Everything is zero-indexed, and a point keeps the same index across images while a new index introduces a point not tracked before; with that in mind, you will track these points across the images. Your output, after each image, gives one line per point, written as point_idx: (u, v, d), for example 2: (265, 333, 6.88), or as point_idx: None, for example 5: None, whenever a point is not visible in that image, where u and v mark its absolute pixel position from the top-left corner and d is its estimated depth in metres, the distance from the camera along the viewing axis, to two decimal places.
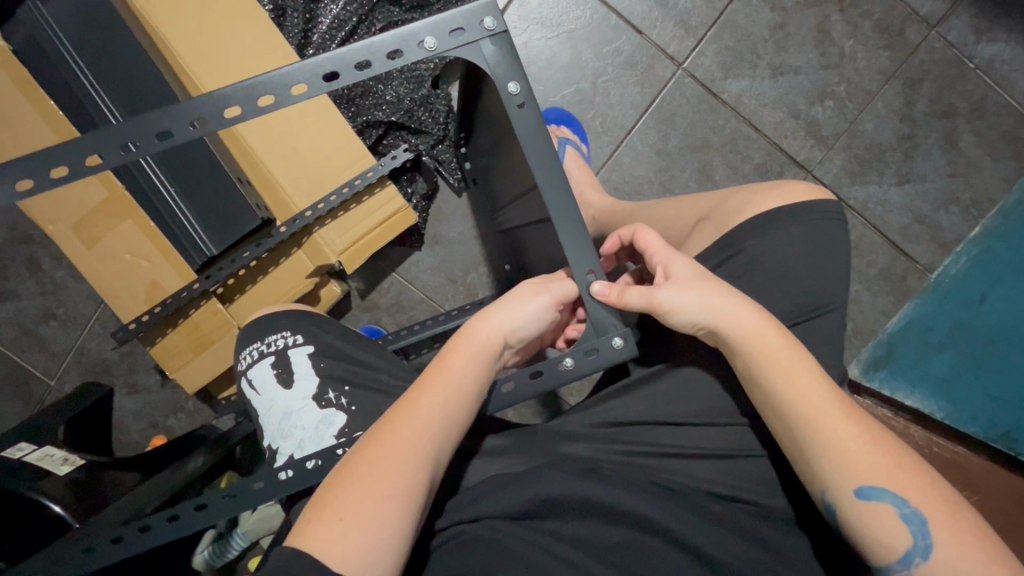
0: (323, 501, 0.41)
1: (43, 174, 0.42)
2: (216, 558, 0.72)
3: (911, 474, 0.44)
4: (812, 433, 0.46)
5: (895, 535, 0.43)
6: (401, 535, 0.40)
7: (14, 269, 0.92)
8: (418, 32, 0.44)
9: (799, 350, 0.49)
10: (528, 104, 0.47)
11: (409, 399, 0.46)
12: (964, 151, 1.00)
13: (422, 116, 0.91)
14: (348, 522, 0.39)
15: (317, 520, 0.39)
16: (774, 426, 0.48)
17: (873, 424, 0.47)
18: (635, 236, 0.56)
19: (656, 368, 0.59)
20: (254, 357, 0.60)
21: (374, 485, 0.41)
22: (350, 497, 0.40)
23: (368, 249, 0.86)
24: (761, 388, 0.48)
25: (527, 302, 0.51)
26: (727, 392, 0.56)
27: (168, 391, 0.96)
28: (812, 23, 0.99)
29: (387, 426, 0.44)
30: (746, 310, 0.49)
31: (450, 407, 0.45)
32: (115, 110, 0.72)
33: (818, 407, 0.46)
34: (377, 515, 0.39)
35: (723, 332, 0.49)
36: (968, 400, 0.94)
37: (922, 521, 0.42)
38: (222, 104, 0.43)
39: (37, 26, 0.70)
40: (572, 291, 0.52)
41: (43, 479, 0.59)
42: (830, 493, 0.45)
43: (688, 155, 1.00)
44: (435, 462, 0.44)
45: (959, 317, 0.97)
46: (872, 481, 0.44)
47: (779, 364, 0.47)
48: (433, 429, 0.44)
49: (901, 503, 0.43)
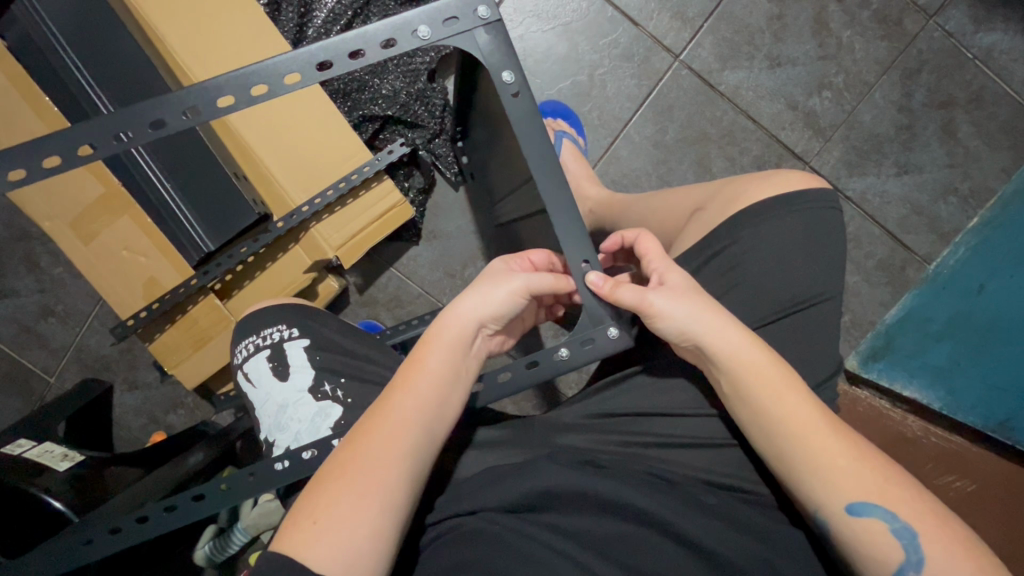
0: (302, 503, 0.41)
1: (34, 165, 0.42)
2: (216, 554, 0.73)
3: (901, 489, 0.44)
4: (788, 436, 0.46)
5: (888, 551, 0.42)
6: (380, 539, 0.40)
7: (13, 266, 0.93)
8: (412, 21, 0.43)
9: (788, 370, 0.48)
10: (523, 93, 0.47)
11: (387, 398, 0.45)
12: (962, 142, 1.00)
13: (418, 109, 0.91)
14: (323, 525, 0.39)
15: (294, 524, 0.40)
16: (762, 448, 0.48)
17: (860, 439, 0.47)
18: (637, 240, 0.55)
19: (629, 370, 0.60)
20: (249, 350, 0.60)
21: (351, 489, 0.41)
22: (325, 499, 0.40)
23: (367, 243, 0.85)
24: (741, 398, 0.48)
25: (503, 282, 0.50)
26: (698, 386, 0.56)
27: (168, 387, 0.96)
28: (810, 14, 0.99)
29: (366, 426, 0.44)
30: (734, 331, 0.48)
31: (430, 406, 0.45)
32: (105, 100, 0.72)
33: (803, 426, 0.46)
34: (353, 519, 0.40)
35: (709, 349, 0.48)
36: (967, 390, 0.90)
37: (913, 536, 0.42)
38: (215, 94, 0.43)
39: (30, 22, 0.70)
40: (547, 284, 0.50)
41: (42, 475, 0.60)
42: (823, 511, 0.45)
43: (686, 147, 1.00)
44: (418, 464, 0.44)
45: (957, 308, 0.93)
46: (863, 496, 0.43)
47: (760, 375, 0.47)
48: (412, 427, 0.44)
49: (892, 518, 0.43)
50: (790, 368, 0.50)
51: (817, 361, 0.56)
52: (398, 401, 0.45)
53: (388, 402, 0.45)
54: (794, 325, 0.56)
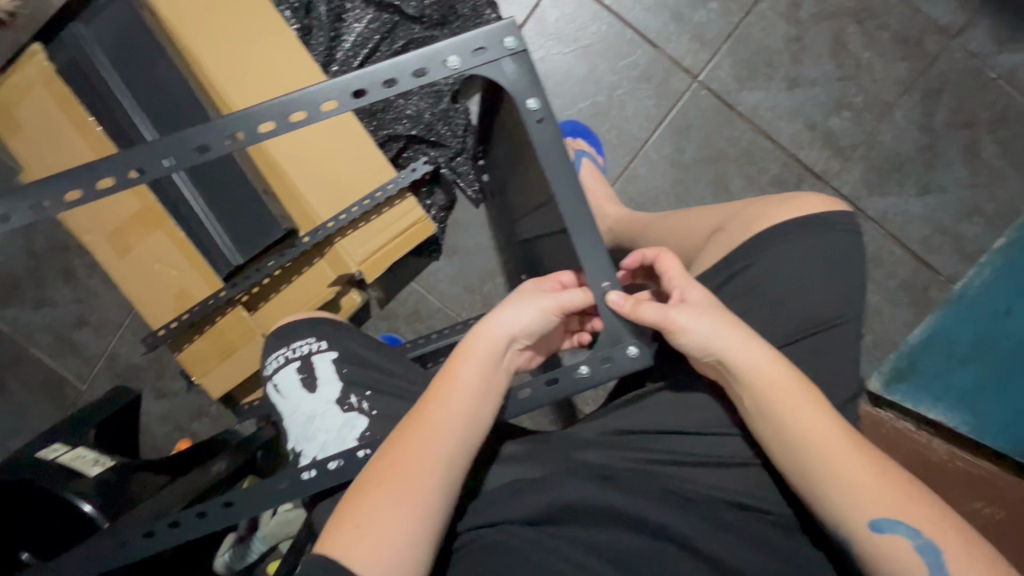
0: (342, 508, 0.43)
1: (91, 187, 0.44)
2: (236, 562, 0.74)
3: (924, 505, 0.44)
4: (811, 450, 0.46)
5: (911, 567, 0.42)
6: (419, 545, 0.41)
7: (50, 277, 0.96)
8: (442, 51, 0.45)
9: (809, 385, 0.49)
10: (547, 119, 0.49)
11: (424, 409, 0.47)
12: (985, 162, 1.00)
13: (441, 130, 0.94)
14: (364, 529, 0.41)
15: (336, 528, 0.42)
16: (783, 463, 0.48)
17: (882, 455, 0.47)
18: (657, 259, 0.56)
19: (655, 385, 0.60)
20: (280, 362, 0.61)
21: (391, 496, 0.42)
22: (366, 504, 0.42)
23: (388, 259, 0.88)
24: (766, 414, 0.48)
25: (533, 298, 0.50)
26: (720, 402, 0.57)
27: (194, 395, 0.99)
28: (828, 36, 1.00)
29: (403, 435, 0.45)
30: (759, 347, 0.49)
31: (463, 415, 0.46)
32: (149, 127, 0.77)
33: (830, 440, 0.46)
34: (393, 524, 0.41)
35: (734, 365, 0.49)
36: (993, 413, 0.91)
37: (936, 552, 0.42)
38: (256, 121, 0.45)
39: (79, 49, 0.76)
40: (578, 299, 0.51)
41: (75, 480, 0.62)
42: (845, 527, 0.45)
43: (704, 166, 1.01)
44: (453, 472, 0.45)
45: (984, 331, 0.95)
46: (886, 512, 0.43)
47: (787, 391, 0.48)
48: (446, 437, 0.45)
49: (914, 535, 0.43)
50: (815, 387, 0.50)
51: (836, 381, 0.56)
52: (434, 411, 0.46)
53: (423, 412, 0.46)
54: (814, 345, 0.56)
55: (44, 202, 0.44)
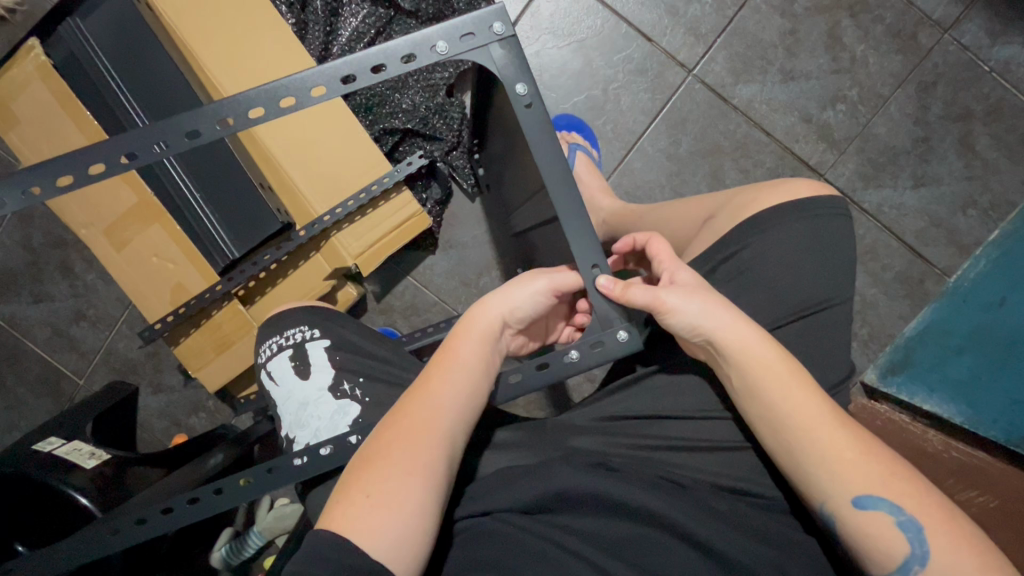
0: (348, 481, 0.43)
1: (82, 171, 0.45)
2: (233, 557, 0.77)
3: (907, 482, 0.44)
4: (805, 425, 0.46)
5: (893, 544, 0.42)
6: (428, 514, 0.42)
7: (48, 272, 0.97)
8: (431, 37, 0.46)
9: (796, 363, 0.49)
10: (536, 104, 0.49)
11: (422, 385, 0.47)
12: (980, 154, 1.00)
13: (436, 123, 0.93)
14: (376, 498, 0.41)
15: (345, 499, 0.41)
16: (770, 442, 0.48)
17: (864, 431, 0.47)
18: (647, 243, 0.56)
19: (650, 368, 0.61)
20: (273, 350, 0.62)
21: (398, 466, 0.43)
22: (375, 475, 0.42)
23: (384, 253, 0.87)
24: (754, 393, 0.48)
25: (525, 284, 0.52)
26: (711, 384, 0.57)
27: (191, 390, 0.99)
28: (823, 29, 1.00)
29: (405, 409, 0.46)
30: (744, 324, 0.49)
31: (462, 390, 0.47)
32: (142, 115, 0.78)
33: (816, 416, 0.46)
34: (402, 492, 0.42)
35: (719, 342, 0.49)
36: (990, 404, 0.87)
37: (918, 529, 0.42)
38: (246, 106, 0.45)
39: (77, 44, 0.77)
40: (572, 281, 0.52)
41: (70, 472, 0.62)
42: (829, 504, 0.45)
43: (700, 159, 1.01)
44: (452, 447, 0.45)
45: (978, 321, 0.90)
46: (869, 490, 0.44)
47: (774, 370, 0.48)
48: (450, 412, 0.46)
49: (897, 512, 0.43)
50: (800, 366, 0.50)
51: (826, 364, 0.56)
52: (435, 386, 0.47)
53: (425, 387, 0.47)
54: (804, 330, 0.57)
55: (35, 187, 0.44)
